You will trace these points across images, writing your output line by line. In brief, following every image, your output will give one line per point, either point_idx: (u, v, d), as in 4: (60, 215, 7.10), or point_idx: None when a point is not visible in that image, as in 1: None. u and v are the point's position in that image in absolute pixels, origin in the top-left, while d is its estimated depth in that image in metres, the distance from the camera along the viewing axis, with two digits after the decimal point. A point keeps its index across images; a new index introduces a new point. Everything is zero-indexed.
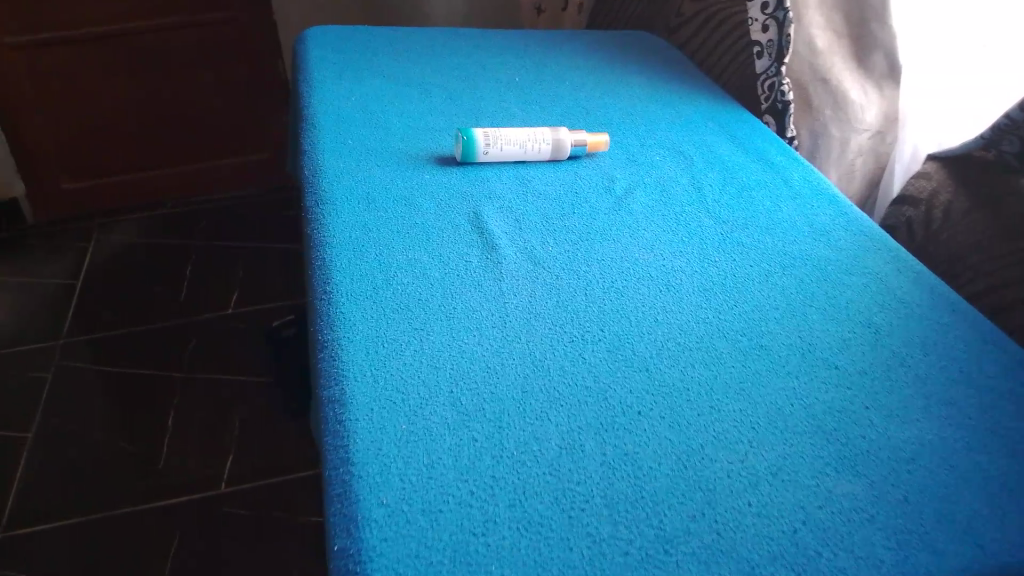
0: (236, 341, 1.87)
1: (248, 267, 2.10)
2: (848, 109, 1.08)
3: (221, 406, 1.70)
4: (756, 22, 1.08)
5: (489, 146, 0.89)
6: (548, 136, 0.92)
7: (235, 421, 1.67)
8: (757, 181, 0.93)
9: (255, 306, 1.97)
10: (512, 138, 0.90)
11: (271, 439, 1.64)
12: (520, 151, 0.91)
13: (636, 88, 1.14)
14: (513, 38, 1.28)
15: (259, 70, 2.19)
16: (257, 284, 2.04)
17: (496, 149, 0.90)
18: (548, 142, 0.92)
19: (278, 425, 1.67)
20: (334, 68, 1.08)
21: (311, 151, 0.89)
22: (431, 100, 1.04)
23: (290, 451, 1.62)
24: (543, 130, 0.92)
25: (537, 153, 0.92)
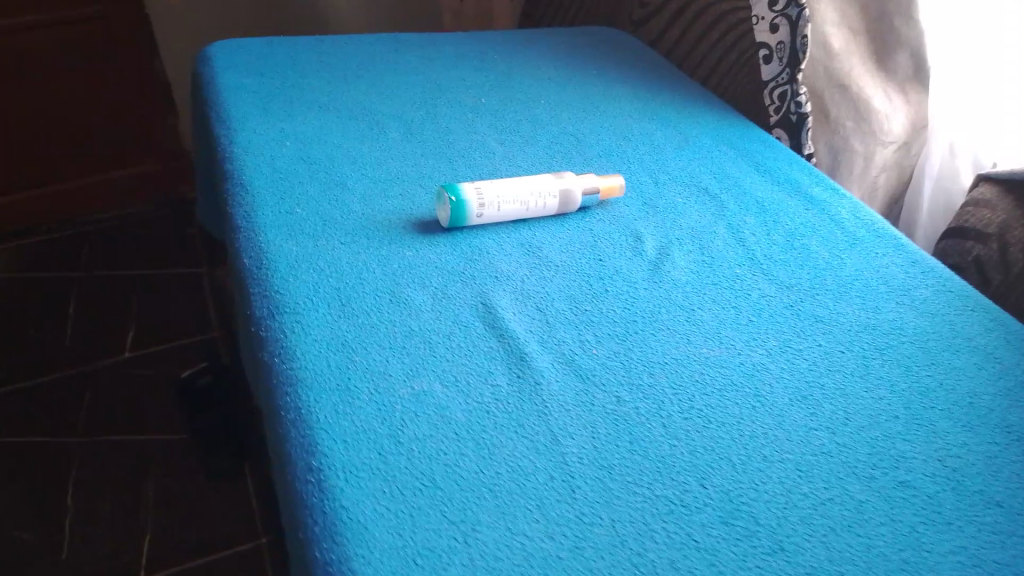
0: (137, 390, 1.49)
1: (146, 297, 1.72)
2: (872, 121, 0.93)
3: (136, 472, 1.33)
4: (763, 21, 0.92)
5: (483, 207, 0.70)
6: (556, 187, 0.73)
7: (149, 485, 1.31)
8: (806, 226, 0.77)
9: (163, 346, 1.60)
10: (512, 194, 0.71)
11: (198, 508, 1.28)
12: (523, 210, 0.72)
13: (625, 103, 0.96)
14: (463, 45, 1.07)
15: (137, 81, 1.88)
16: (154, 311, 1.69)
17: (494, 210, 0.71)
18: (555, 194, 0.73)
19: (203, 488, 1.32)
20: (257, 100, 0.85)
21: (253, 226, 0.67)
22: (387, 138, 0.83)
23: (221, 520, 1.27)
24: (551, 177, 0.74)
25: (541, 210, 0.73)
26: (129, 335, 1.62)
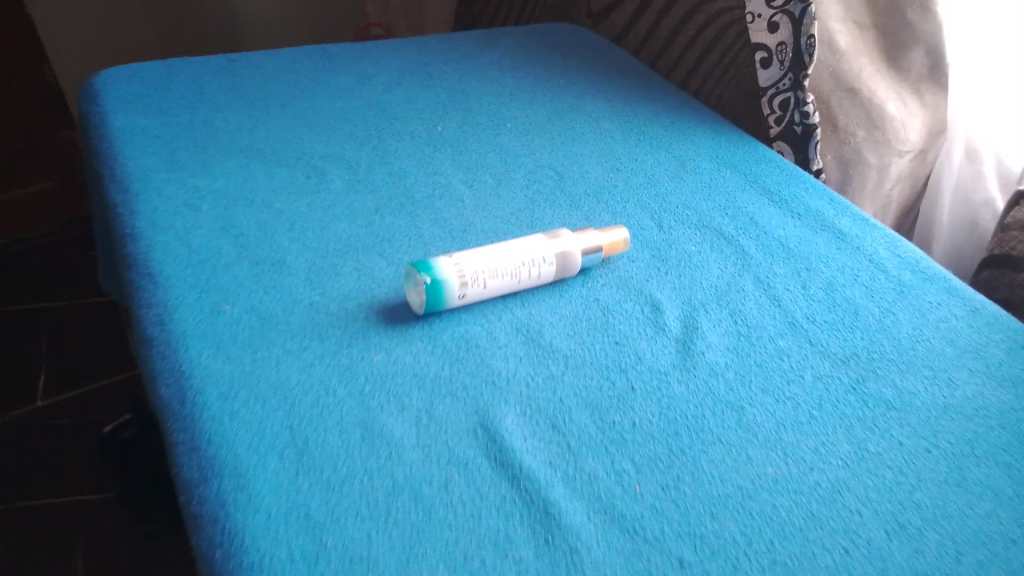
0: (51, 446, 1.24)
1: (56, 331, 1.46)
2: (886, 129, 0.81)
3: (57, 548, 1.10)
4: (761, 19, 0.79)
5: (466, 286, 0.56)
6: (549, 252, 0.59)
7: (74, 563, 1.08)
8: (845, 273, 0.65)
9: (81, 388, 1.35)
10: (498, 265, 0.57)
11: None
12: (513, 282, 0.58)
13: (603, 119, 0.83)
14: (403, 53, 0.91)
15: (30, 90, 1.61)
16: (67, 348, 1.42)
17: (479, 287, 0.56)
18: (549, 260, 0.59)
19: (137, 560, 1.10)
20: (161, 154, 0.69)
21: (170, 339, 0.51)
22: (330, 191, 0.67)
23: None
24: (542, 237, 0.60)
25: (534, 280, 0.59)
26: (36, 381, 1.35)
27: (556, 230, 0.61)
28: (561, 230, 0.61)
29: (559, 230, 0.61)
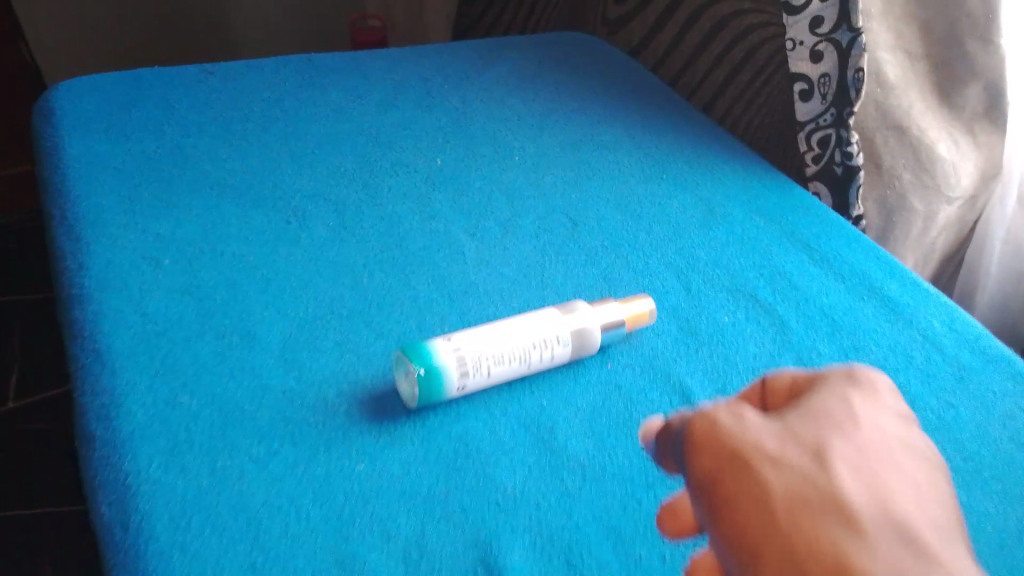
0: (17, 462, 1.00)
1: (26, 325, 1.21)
2: (936, 173, 0.73)
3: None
4: (803, 47, 0.71)
5: (467, 375, 0.48)
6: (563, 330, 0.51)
7: None
8: (896, 353, 0.56)
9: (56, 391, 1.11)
10: (505, 346, 0.49)
11: None
12: (522, 365, 0.49)
13: (622, 150, 0.74)
14: (400, 66, 0.82)
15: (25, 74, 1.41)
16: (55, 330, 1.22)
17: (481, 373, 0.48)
18: (564, 339, 0.51)
19: None
20: (120, 192, 0.61)
21: (114, 442, 0.43)
22: (313, 242, 0.59)
23: None
24: (556, 312, 0.52)
25: (545, 363, 0.50)
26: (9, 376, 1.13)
27: (571, 303, 0.53)
28: (575, 302, 0.53)
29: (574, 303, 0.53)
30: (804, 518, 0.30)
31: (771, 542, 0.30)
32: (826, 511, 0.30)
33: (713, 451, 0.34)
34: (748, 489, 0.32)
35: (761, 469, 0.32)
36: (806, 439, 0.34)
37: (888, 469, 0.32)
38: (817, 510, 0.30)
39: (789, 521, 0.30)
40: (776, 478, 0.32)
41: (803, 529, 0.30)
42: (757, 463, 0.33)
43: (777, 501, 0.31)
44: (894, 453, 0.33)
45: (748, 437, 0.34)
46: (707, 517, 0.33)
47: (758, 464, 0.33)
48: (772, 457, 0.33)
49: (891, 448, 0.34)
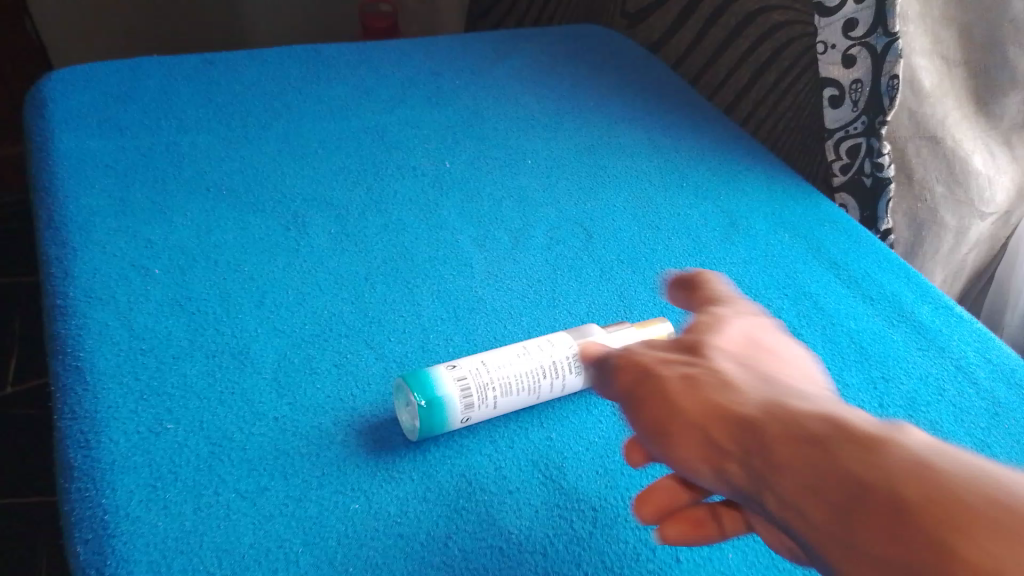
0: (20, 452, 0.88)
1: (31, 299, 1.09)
2: (971, 187, 0.70)
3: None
4: (834, 51, 0.67)
5: (471, 408, 0.45)
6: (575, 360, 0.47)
7: None
8: (928, 384, 0.53)
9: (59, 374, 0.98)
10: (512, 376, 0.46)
11: None
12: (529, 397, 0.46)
13: (640, 154, 0.71)
14: (410, 59, 0.78)
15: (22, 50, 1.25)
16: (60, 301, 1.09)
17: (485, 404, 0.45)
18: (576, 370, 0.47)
19: None
20: (111, 193, 0.58)
21: (94, 473, 0.41)
22: (313, 251, 0.56)
23: None
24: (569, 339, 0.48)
25: (554, 393, 0.47)
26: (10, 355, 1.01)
27: (587, 328, 0.50)
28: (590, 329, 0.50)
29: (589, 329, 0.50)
30: (733, 402, 0.30)
31: (716, 430, 0.29)
32: (741, 390, 0.31)
33: (634, 381, 0.33)
34: (669, 400, 0.31)
35: (673, 385, 0.32)
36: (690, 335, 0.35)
37: (761, 352, 0.35)
38: (717, 381, 0.31)
39: (720, 415, 0.30)
40: (692, 385, 0.31)
41: (731, 410, 0.30)
42: (664, 382, 0.32)
43: (695, 402, 0.31)
44: (764, 335, 0.36)
45: (647, 361, 0.34)
46: (650, 440, 0.32)
47: (672, 380, 0.32)
48: (678, 370, 0.32)
49: (753, 338, 0.35)
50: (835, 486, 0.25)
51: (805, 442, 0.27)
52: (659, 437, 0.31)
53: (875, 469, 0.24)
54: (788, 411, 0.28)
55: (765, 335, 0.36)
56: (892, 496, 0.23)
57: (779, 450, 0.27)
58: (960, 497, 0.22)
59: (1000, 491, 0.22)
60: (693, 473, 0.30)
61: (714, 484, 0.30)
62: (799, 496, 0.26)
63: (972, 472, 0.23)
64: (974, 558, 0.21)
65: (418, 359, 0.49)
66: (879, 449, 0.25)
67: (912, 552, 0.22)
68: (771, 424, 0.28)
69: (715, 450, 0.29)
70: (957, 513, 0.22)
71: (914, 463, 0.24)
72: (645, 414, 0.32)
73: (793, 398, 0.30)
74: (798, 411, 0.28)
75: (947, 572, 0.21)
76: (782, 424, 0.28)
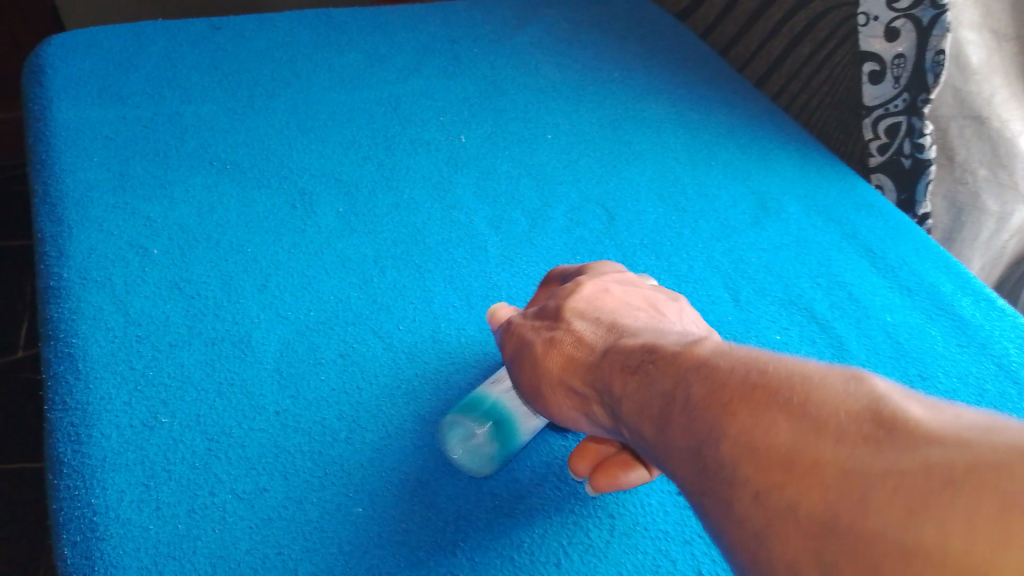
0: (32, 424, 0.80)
1: None
2: (1013, 167, 0.65)
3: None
4: (877, 23, 0.62)
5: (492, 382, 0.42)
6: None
7: None
8: (969, 385, 0.50)
9: None
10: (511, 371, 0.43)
11: None
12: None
13: (666, 130, 0.67)
14: (426, 26, 0.75)
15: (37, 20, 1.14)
16: None
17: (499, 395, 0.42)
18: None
19: None
20: (111, 166, 0.55)
21: (83, 469, 0.39)
22: (319, 231, 0.53)
23: None
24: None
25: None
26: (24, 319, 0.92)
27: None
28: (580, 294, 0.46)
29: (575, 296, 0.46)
30: (584, 354, 0.34)
31: (575, 381, 0.33)
32: (589, 341, 0.35)
33: (511, 353, 0.38)
34: (538, 366, 0.36)
35: (538, 350, 0.36)
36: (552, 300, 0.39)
37: (607, 300, 0.38)
38: (568, 338, 0.35)
39: (580, 371, 0.33)
40: (554, 351, 0.35)
41: (583, 362, 0.34)
42: (532, 347, 0.37)
43: (552, 359, 0.35)
44: (612, 288, 0.39)
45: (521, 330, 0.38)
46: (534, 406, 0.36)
47: (537, 344, 0.36)
48: (543, 336, 0.37)
49: (607, 290, 0.39)
50: (654, 403, 0.28)
51: (633, 368, 0.30)
52: (538, 397, 0.36)
53: (676, 380, 0.27)
54: (623, 351, 0.32)
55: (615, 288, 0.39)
56: (683, 398, 0.26)
57: (619, 386, 0.30)
58: (727, 382, 0.25)
59: (756, 368, 0.25)
60: (576, 422, 0.35)
61: (593, 425, 0.34)
62: (632, 417, 0.29)
63: (746, 358, 0.26)
64: (735, 433, 0.24)
65: (429, 350, 0.47)
66: (680, 359, 0.28)
67: (700, 433, 0.25)
68: (607, 367, 0.32)
69: (581, 398, 0.33)
70: (725, 398, 0.25)
71: (703, 368, 0.27)
72: (525, 378, 0.37)
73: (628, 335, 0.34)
74: (627, 347, 0.32)
75: (719, 449, 0.24)
76: (614, 363, 0.32)
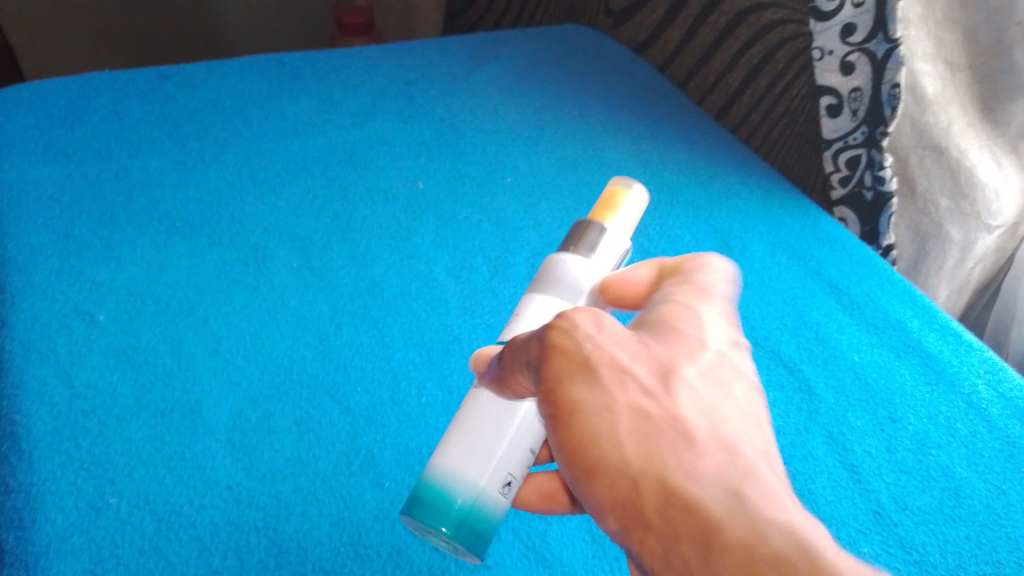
0: None
1: None
2: (976, 200, 0.64)
3: None
4: (832, 57, 0.62)
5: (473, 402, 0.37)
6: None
7: None
8: (938, 424, 0.49)
9: None
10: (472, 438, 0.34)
11: None
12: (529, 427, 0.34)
13: (626, 168, 0.66)
14: (381, 68, 0.74)
15: None
16: None
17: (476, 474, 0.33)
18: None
19: None
20: (55, 228, 0.53)
21: (24, 559, 0.37)
22: (272, 288, 0.52)
23: None
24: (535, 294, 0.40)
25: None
26: None
27: (557, 259, 0.41)
28: (576, 275, 0.40)
29: (567, 273, 0.40)
30: (683, 470, 0.26)
31: (646, 494, 0.26)
32: (691, 452, 0.26)
33: (564, 377, 0.29)
34: (608, 438, 0.27)
35: (620, 422, 0.27)
36: (655, 348, 0.30)
37: (727, 390, 0.29)
38: (663, 432, 0.27)
39: (665, 488, 0.26)
40: (645, 440, 0.27)
41: (673, 480, 0.26)
42: (608, 405, 0.28)
43: (633, 445, 0.27)
44: (738, 372, 0.30)
45: (598, 357, 0.29)
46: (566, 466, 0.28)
47: (622, 410, 0.28)
48: (632, 399, 0.28)
49: (732, 371, 0.30)
50: None
51: (751, 550, 0.24)
52: (579, 465, 0.28)
53: None
54: (752, 509, 0.24)
55: (742, 373, 0.31)
56: None
57: (718, 555, 0.24)
58: None
59: None
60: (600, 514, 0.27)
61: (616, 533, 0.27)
62: None
63: None
64: None
65: (388, 412, 0.45)
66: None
67: None
68: (710, 508, 0.25)
69: (639, 509, 0.26)
70: None
71: None
72: (569, 434, 0.28)
73: (745, 473, 0.26)
74: (748, 503, 0.25)
75: None
76: (721, 509, 0.25)
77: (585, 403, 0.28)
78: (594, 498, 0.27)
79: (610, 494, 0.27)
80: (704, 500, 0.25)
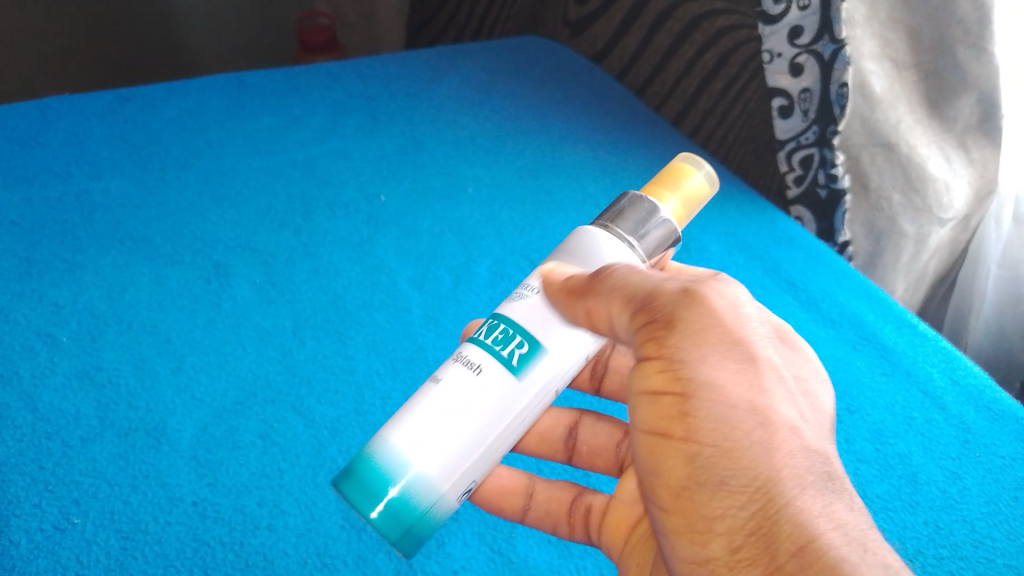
0: None
1: None
2: (927, 195, 0.67)
3: None
4: (781, 59, 0.63)
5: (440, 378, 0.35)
6: (494, 357, 0.35)
7: None
8: (896, 414, 0.51)
9: None
10: (431, 422, 0.33)
11: None
12: (488, 442, 0.34)
13: (586, 175, 0.67)
14: (341, 83, 0.75)
15: None
16: None
17: (422, 467, 0.33)
18: (511, 370, 0.35)
19: None
20: (15, 253, 0.53)
21: None
22: (235, 305, 0.52)
23: None
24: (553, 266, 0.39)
25: (525, 418, 0.35)
26: None
27: (588, 233, 0.40)
28: (604, 257, 0.39)
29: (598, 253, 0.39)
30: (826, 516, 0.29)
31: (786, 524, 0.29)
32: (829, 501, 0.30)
33: (708, 362, 0.31)
34: (763, 453, 0.30)
35: (769, 444, 0.30)
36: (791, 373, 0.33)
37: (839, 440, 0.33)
38: (812, 474, 0.30)
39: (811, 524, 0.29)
40: (797, 477, 0.30)
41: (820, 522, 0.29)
42: (759, 408, 0.31)
43: (786, 467, 0.30)
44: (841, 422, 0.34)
45: (751, 350, 0.32)
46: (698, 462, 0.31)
47: (779, 427, 0.30)
48: (790, 420, 0.31)
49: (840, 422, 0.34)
50: None
51: None
52: (718, 461, 0.31)
53: None
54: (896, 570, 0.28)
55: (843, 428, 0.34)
56: None
57: None
58: None
59: None
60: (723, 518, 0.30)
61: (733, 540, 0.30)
62: None
63: None
64: None
65: (352, 423, 0.46)
66: None
67: None
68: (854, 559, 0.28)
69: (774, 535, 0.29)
70: None
71: None
72: (711, 434, 0.31)
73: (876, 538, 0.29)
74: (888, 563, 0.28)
75: None
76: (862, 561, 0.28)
77: (733, 408, 0.31)
78: (722, 501, 0.30)
79: (745, 505, 0.30)
80: (846, 551, 0.28)
